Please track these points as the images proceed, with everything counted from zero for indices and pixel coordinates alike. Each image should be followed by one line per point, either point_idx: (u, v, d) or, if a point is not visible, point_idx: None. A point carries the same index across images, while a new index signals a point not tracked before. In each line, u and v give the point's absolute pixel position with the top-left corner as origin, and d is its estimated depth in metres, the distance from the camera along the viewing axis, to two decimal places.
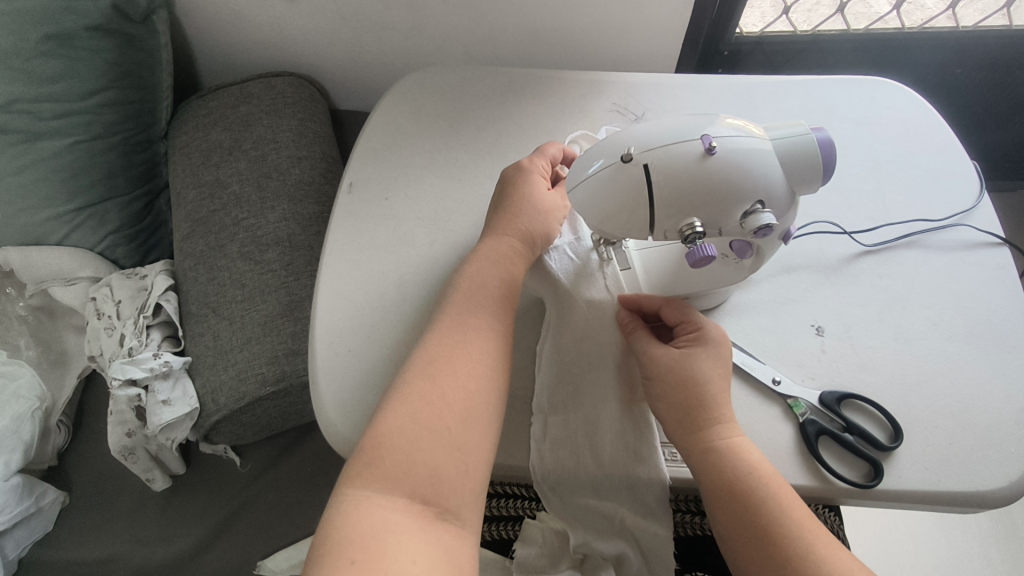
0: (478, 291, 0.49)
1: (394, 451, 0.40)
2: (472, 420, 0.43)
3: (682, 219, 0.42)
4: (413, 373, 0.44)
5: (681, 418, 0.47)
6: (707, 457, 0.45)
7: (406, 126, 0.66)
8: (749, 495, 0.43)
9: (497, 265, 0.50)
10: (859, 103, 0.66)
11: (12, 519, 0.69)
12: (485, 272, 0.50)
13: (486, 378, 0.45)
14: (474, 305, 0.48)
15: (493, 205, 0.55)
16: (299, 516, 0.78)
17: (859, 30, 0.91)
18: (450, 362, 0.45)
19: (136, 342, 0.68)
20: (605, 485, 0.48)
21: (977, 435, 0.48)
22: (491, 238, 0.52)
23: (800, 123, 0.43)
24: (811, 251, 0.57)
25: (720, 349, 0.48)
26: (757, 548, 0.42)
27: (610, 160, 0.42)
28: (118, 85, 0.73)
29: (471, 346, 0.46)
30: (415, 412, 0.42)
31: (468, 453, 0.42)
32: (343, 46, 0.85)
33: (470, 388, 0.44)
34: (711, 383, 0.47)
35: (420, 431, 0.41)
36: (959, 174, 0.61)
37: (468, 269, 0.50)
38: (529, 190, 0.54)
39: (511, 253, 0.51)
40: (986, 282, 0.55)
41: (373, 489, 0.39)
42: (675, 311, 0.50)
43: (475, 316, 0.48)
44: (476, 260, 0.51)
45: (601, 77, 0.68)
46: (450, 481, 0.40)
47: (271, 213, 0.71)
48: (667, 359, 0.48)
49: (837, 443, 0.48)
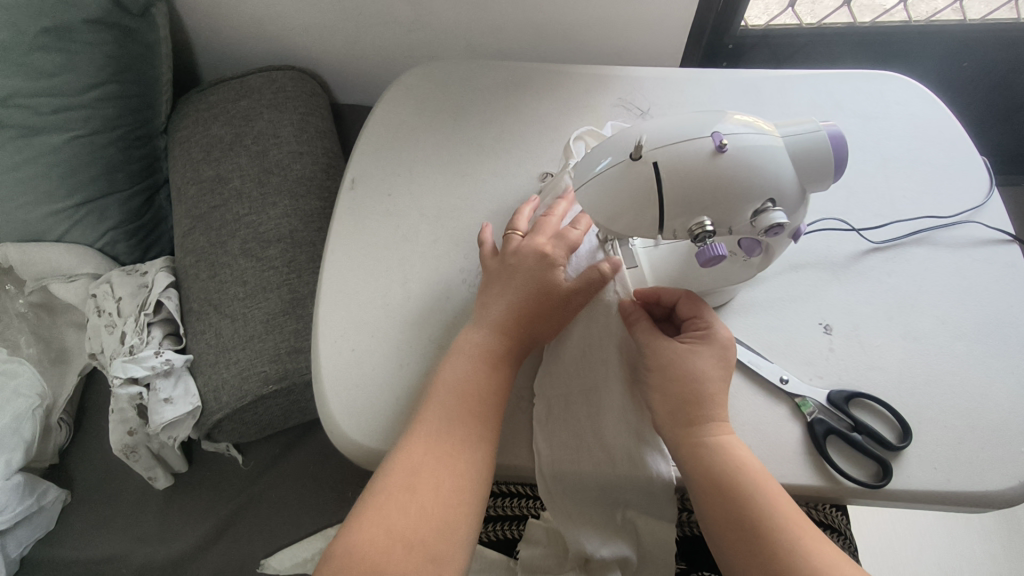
0: (464, 394, 0.46)
1: (366, 559, 0.40)
2: (450, 521, 0.43)
3: (692, 217, 0.41)
4: (393, 476, 0.43)
5: (671, 411, 0.46)
6: (694, 450, 0.45)
7: (408, 121, 0.65)
8: (736, 489, 0.43)
9: (481, 365, 0.47)
10: (867, 98, 0.65)
11: (14, 518, 0.69)
12: (472, 373, 0.47)
13: (466, 483, 0.44)
14: (457, 410, 0.45)
15: (494, 287, 0.50)
16: (301, 515, 0.77)
17: (865, 23, 0.90)
18: (428, 475, 0.43)
19: (137, 340, 0.67)
20: (608, 479, 0.47)
21: (987, 434, 0.48)
22: (483, 333, 0.49)
23: (811, 120, 0.43)
24: (819, 248, 0.57)
25: (724, 351, 0.47)
26: (744, 545, 0.42)
27: (619, 158, 0.41)
28: (117, 79, 0.72)
29: (454, 445, 0.44)
30: (414, 461, 0.44)
31: (443, 564, 0.41)
32: (344, 40, 0.84)
33: (447, 497, 0.43)
34: (709, 380, 0.46)
35: (393, 543, 0.41)
36: (968, 170, 0.61)
37: (456, 362, 0.47)
38: (537, 283, 0.49)
39: (501, 350, 0.48)
40: (995, 280, 0.55)
41: (366, 538, 0.41)
42: (686, 306, 0.49)
43: (458, 416, 0.45)
44: (462, 360, 0.47)
45: (606, 71, 0.67)
46: (438, 529, 0.42)
47: (273, 209, 0.71)
48: (668, 353, 0.47)
49: (845, 442, 0.48)
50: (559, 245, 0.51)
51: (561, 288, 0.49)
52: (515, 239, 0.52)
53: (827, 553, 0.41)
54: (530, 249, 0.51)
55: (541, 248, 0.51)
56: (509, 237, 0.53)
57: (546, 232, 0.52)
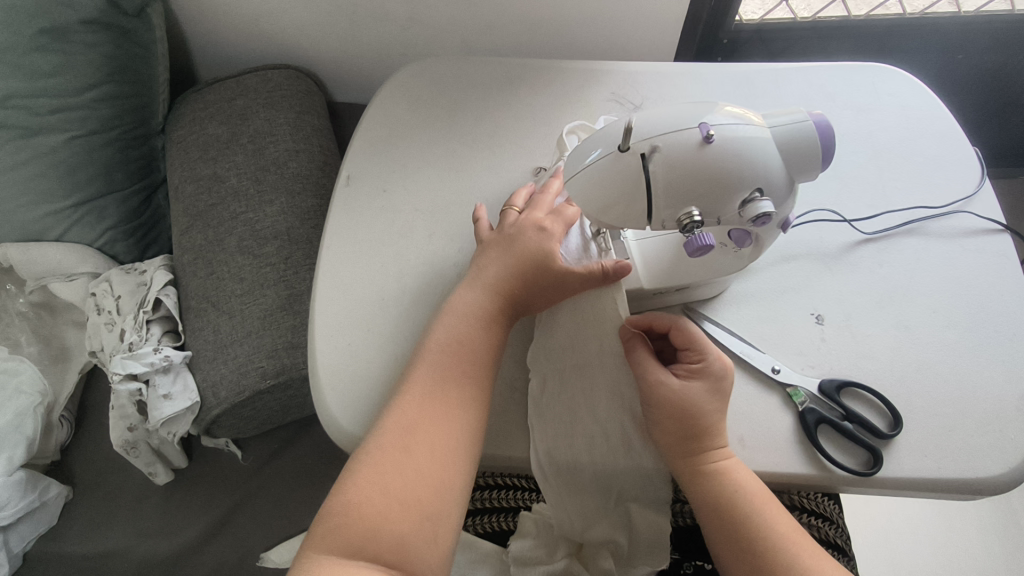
0: (459, 355, 0.47)
1: (364, 516, 0.41)
2: (444, 479, 0.43)
3: (680, 208, 0.41)
4: (388, 435, 0.44)
5: (674, 444, 0.47)
6: (698, 480, 0.46)
7: (404, 117, 0.66)
8: (734, 515, 0.45)
9: (474, 325, 0.48)
10: (860, 90, 0.65)
11: (16, 514, 0.70)
12: (466, 333, 0.48)
13: (459, 441, 0.44)
14: (452, 369, 0.46)
15: (490, 253, 0.51)
16: (300, 510, 0.78)
17: (860, 16, 0.90)
18: (423, 436, 0.44)
19: (137, 337, 0.68)
20: (601, 457, 0.47)
21: (976, 421, 0.48)
22: (477, 295, 0.49)
23: (798, 110, 0.43)
24: (810, 239, 0.57)
25: (719, 382, 0.47)
26: (740, 560, 0.45)
27: (608, 149, 0.42)
28: (114, 79, 0.73)
29: (448, 405, 0.45)
30: (408, 421, 0.44)
31: (437, 521, 0.42)
32: (340, 39, 0.84)
33: (441, 457, 0.44)
34: (709, 416, 0.46)
35: (390, 503, 0.42)
36: (960, 160, 0.61)
37: (451, 324, 0.48)
38: (530, 249, 0.50)
39: (493, 313, 0.49)
40: (987, 269, 0.55)
41: (363, 499, 0.42)
42: (681, 337, 0.49)
43: (451, 376, 0.46)
44: (457, 319, 0.48)
45: (600, 66, 0.68)
46: (433, 486, 0.43)
47: (269, 207, 0.71)
48: (666, 390, 0.47)
49: (836, 430, 0.48)
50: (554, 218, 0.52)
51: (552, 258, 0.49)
52: (513, 215, 0.53)
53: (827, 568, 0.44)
54: (526, 222, 0.52)
55: (536, 219, 0.52)
56: (507, 213, 0.54)
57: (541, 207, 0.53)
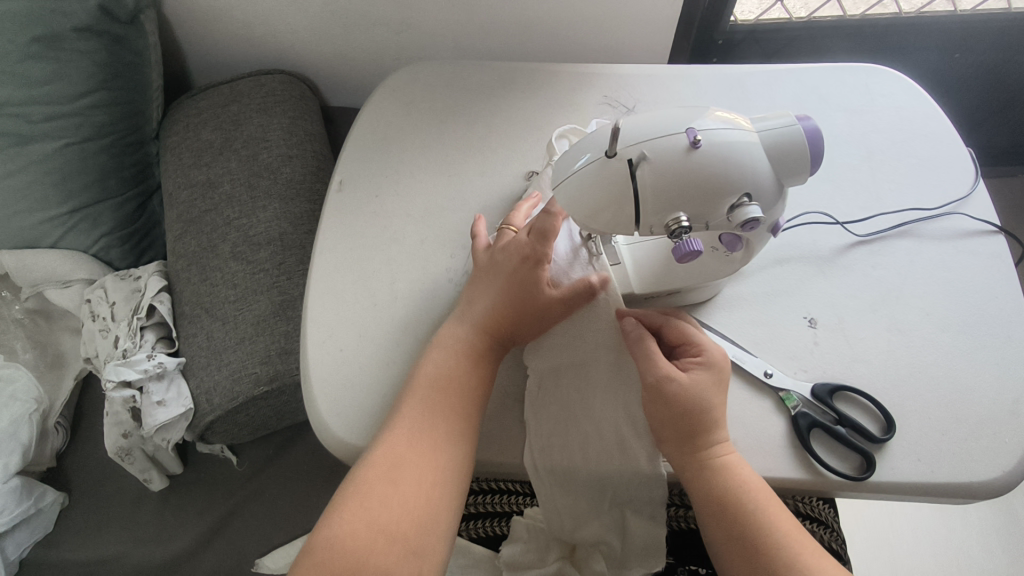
0: (447, 392, 0.47)
1: (348, 549, 0.41)
2: (430, 514, 0.43)
3: (668, 213, 0.41)
4: (376, 469, 0.44)
5: (676, 437, 0.46)
6: (701, 475, 0.45)
7: (396, 122, 0.66)
8: (740, 512, 0.44)
9: (462, 360, 0.48)
10: (853, 91, 0.65)
11: (12, 521, 0.70)
12: (454, 369, 0.48)
13: (446, 475, 0.45)
14: (441, 405, 0.46)
15: (479, 285, 0.51)
16: (296, 514, 0.78)
17: (857, 15, 0.90)
18: (410, 470, 0.44)
19: (131, 343, 0.68)
20: (595, 453, 0.47)
21: (969, 425, 0.48)
22: (465, 329, 0.50)
23: (786, 113, 0.43)
24: (803, 242, 0.57)
25: (720, 373, 0.47)
26: (744, 560, 0.43)
27: (595, 155, 0.41)
28: (107, 86, 0.73)
29: (435, 439, 0.45)
30: (396, 455, 0.44)
31: (422, 557, 0.42)
32: (334, 43, 0.84)
33: (428, 492, 0.44)
34: (713, 408, 0.46)
35: (375, 535, 0.42)
36: (954, 161, 0.61)
37: (439, 359, 0.48)
38: (516, 284, 0.50)
39: (481, 349, 0.49)
40: (981, 270, 0.55)
41: (348, 530, 0.42)
42: (676, 333, 0.49)
43: (439, 411, 0.46)
44: (444, 355, 0.48)
45: (592, 69, 0.67)
46: (418, 521, 0.43)
47: (262, 212, 0.71)
48: (669, 382, 0.46)
49: (829, 435, 0.48)
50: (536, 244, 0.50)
51: (538, 296, 0.50)
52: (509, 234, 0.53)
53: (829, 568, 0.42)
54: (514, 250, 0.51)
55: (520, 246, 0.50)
56: (503, 232, 0.53)
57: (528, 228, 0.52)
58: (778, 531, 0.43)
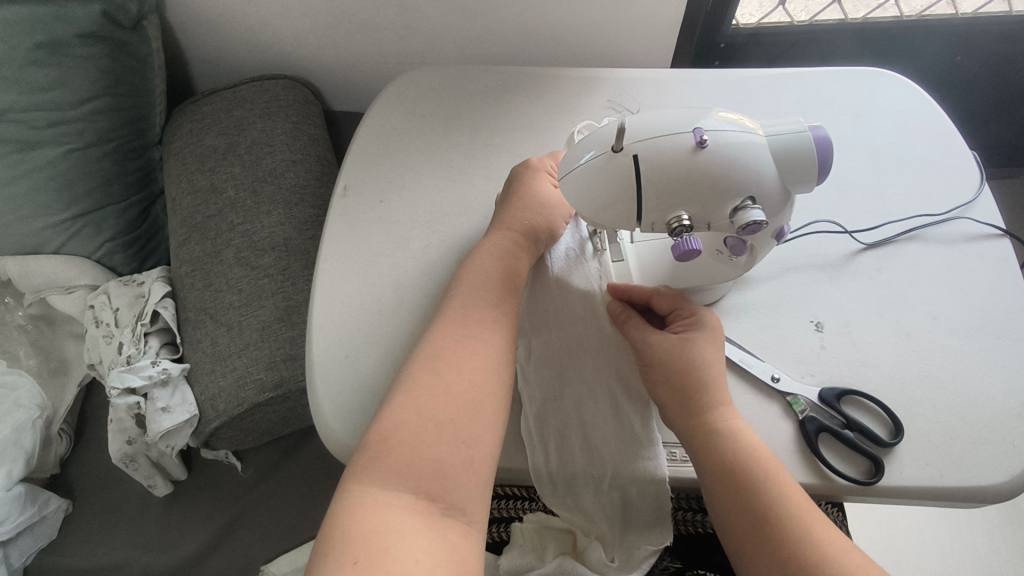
0: (486, 281, 0.50)
1: (401, 447, 0.41)
2: (478, 397, 0.44)
3: (670, 211, 0.42)
4: (421, 377, 0.44)
5: (676, 399, 0.47)
6: (701, 438, 0.45)
7: (400, 126, 0.66)
8: (749, 478, 0.43)
9: (501, 258, 0.52)
10: (857, 96, 0.65)
11: (15, 528, 0.70)
12: (492, 266, 0.51)
13: (493, 370, 0.45)
14: (482, 306, 0.49)
15: (502, 200, 0.56)
16: (300, 520, 0.78)
17: (858, 18, 0.90)
18: (456, 370, 0.45)
19: (135, 350, 0.68)
20: (591, 418, 0.48)
21: (978, 429, 0.48)
22: (497, 233, 0.54)
23: (798, 120, 0.43)
24: (809, 247, 0.57)
25: (713, 332, 0.49)
26: (755, 531, 0.42)
27: (601, 150, 0.42)
28: (110, 92, 0.73)
29: (476, 325, 0.47)
30: (441, 347, 0.46)
31: (474, 441, 0.42)
32: (336, 48, 0.84)
33: (476, 376, 0.45)
34: (710, 367, 0.47)
35: (425, 424, 0.42)
36: (959, 165, 0.61)
37: (471, 261, 0.52)
38: (539, 189, 0.55)
39: (510, 246, 0.53)
40: (987, 273, 0.55)
41: (401, 419, 0.42)
42: (666, 300, 0.51)
43: (481, 305, 0.49)
44: (481, 255, 0.52)
45: (596, 73, 0.68)
46: (468, 408, 0.43)
47: (266, 217, 0.71)
48: (666, 344, 0.48)
49: (837, 439, 0.48)
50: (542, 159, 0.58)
51: (555, 204, 0.56)
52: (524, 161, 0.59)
53: (838, 540, 0.41)
54: (536, 167, 0.57)
55: (540, 164, 0.57)
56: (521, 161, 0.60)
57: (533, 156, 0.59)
58: (785, 495, 0.42)
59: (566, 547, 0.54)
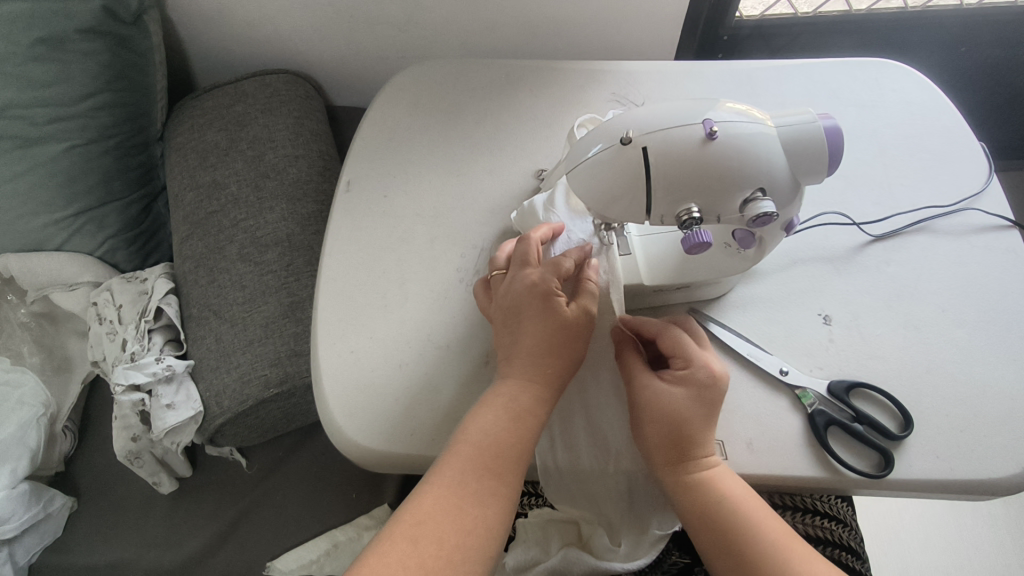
0: (534, 372, 0.45)
1: (421, 529, 0.40)
2: (499, 487, 0.42)
3: (679, 204, 0.41)
4: (462, 444, 0.43)
5: (656, 455, 0.45)
6: (681, 490, 0.44)
7: (403, 120, 0.65)
8: (722, 525, 0.43)
9: (547, 343, 0.45)
10: (864, 87, 0.65)
11: (21, 526, 0.70)
12: (539, 354, 0.45)
13: (518, 460, 0.43)
14: (501, 432, 0.43)
15: (537, 279, 0.47)
16: (304, 518, 0.77)
17: (862, 10, 0.90)
18: (495, 449, 0.43)
19: (139, 346, 0.67)
20: (597, 405, 0.48)
21: (988, 421, 0.47)
22: (542, 318, 0.46)
23: (807, 111, 0.42)
24: (817, 240, 0.56)
25: (705, 389, 0.45)
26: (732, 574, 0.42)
27: (609, 142, 0.41)
28: (112, 87, 0.73)
29: (517, 412, 0.44)
30: (476, 434, 0.43)
31: (485, 533, 0.41)
32: (338, 42, 0.84)
33: (504, 466, 0.43)
34: (687, 423, 0.44)
35: (445, 509, 0.40)
36: (967, 156, 0.60)
37: (518, 349, 0.46)
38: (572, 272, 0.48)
39: (560, 333, 0.45)
40: (995, 265, 0.54)
41: (422, 504, 0.41)
42: (670, 340, 0.47)
43: (523, 390, 0.44)
44: (527, 345, 0.45)
45: (600, 66, 0.67)
46: (487, 495, 0.41)
47: (269, 213, 0.71)
48: (645, 398, 0.45)
49: (846, 432, 0.48)
50: (549, 270, 0.47)
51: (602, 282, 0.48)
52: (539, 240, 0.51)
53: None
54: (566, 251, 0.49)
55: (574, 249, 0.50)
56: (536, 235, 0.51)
57: (534, 260, 0.49)
58: (761, 539, 0.42)
59: (571, 538, 0.54)
